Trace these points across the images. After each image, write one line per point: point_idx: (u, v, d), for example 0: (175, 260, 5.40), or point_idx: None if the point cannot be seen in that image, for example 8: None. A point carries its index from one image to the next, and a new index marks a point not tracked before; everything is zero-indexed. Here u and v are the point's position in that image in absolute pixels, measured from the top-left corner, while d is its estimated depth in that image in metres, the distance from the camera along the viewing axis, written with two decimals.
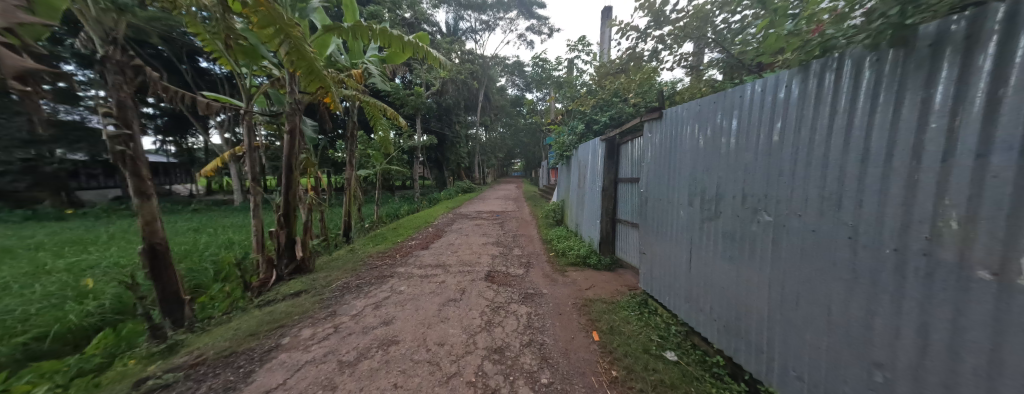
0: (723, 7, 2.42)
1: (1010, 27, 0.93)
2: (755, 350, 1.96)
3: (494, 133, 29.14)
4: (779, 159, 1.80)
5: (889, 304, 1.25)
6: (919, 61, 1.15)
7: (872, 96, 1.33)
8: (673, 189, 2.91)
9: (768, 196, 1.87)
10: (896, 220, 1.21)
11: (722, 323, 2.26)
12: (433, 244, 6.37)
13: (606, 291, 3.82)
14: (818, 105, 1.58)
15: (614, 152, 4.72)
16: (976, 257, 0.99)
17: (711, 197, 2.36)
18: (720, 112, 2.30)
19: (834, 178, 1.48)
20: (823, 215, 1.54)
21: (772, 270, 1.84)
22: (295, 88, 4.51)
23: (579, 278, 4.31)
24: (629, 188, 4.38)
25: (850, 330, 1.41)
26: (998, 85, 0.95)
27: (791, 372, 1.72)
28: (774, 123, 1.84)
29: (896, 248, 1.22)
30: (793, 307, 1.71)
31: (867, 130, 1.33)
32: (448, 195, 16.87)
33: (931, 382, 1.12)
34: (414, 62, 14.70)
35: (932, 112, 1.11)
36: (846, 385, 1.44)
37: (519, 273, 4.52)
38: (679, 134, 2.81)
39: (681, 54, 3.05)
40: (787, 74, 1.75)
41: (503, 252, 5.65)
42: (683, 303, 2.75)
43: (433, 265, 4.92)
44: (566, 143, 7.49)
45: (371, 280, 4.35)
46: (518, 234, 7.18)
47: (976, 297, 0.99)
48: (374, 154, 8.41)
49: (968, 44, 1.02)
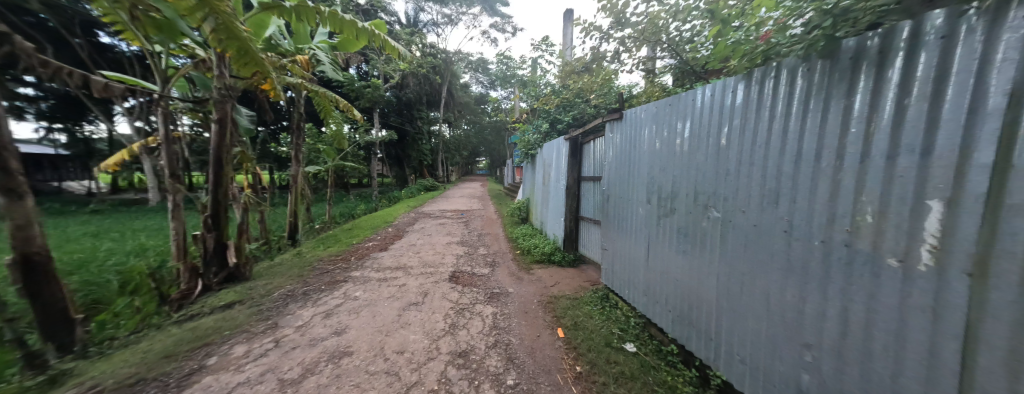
0: (676, 15, 2.54)
1: (913, 43, 1.07)
2: (705, 339, 2.10)
3: (460, 130, 28.60)
4: (726, 160, 1.92)
5: (816, 290, 1.39)
6: (842, 72, 1.30)
7: (803, 103, 1.48)
8: (633, 187, 3.03)
9: (716, 193, 2.00)
10: (823, 215, 1.36)
11: (675, 314, 2.40)
12: (393, 245, 6.01)
13: (570, 287, 3.89)
14: (759, 110, 1.72)
15: (578, 151, 4.83)
16: (886, 247, 1.13)
17: (668, 194, 2.48)
18: (675, 114, 2.41)
19: (773, 177, 1.62)
20: (764, 211, 1.67)
21: (720, 263, 1.97)
22: (225, 71, 3.93)
23: (544, 275, 4.36)
24: (591, 186, 4.49)
25: (785, 316, 1.55)
26: (903, 95, 1.10)
27: (735, 357, 1.86)
28: (722, 126, 1.96)
29: (823, 240, 1.36)
30: (737, 296, 1.84)
31: (800, 134, 1.48)
32: (410, 194, 16.17)
33: (851, 358, 1.27)
34: (370, 52, 13.81)
35: (852, 118, 1.25)
36: (779, 365, 1.59)
37: (484, 273, 4.44)
38: (638, 134, 2.93)
39: (639, 59, 3.18)
40: (734, 79, 1.87)
41: (468, 252, 5.52)
42: (640, 296, 2.89)
43: (393, 268, 4.63)
44: (531, 142, 7.50)
45: (322, 286, 3.95)
46: (485, 233, 7.05)
47: (885, 282, 1.14)
48: (324, 149, 7.66)
49: (880, 58, 1.16)
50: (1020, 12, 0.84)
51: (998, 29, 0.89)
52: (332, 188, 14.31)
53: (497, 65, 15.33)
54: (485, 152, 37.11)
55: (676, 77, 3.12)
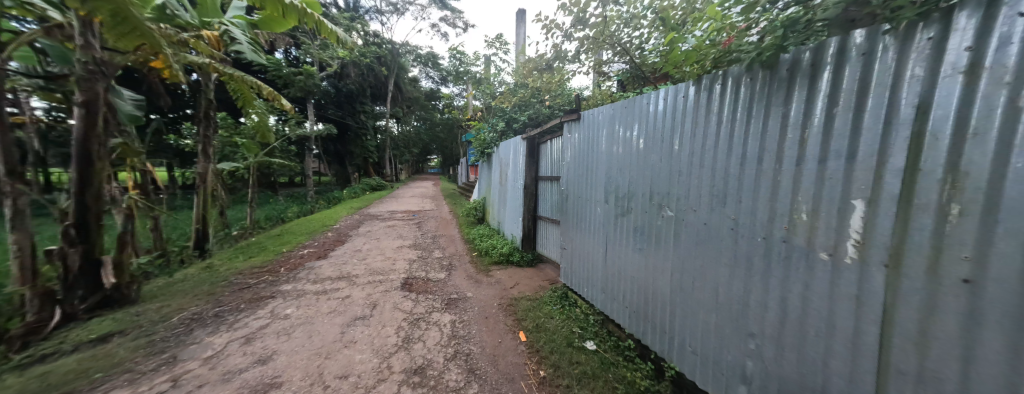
0: (628, 22, 2.64)
1: (839, 59, 1.20)
2: (659, 332, 2.21)
3: (409, 127, 27.10)
4: (678, 162, 2.03)
5: (759, 283, 1.52)
6: (780, 82, 1.42)
7: (746, 109, 1.59)
8: (591, 186, 3.09)
9: (670, 193, 2.10)
10: (765, 213, 1.49)
11: (632, 309, 2.49)
12: (334, 251, 5.37)
13: (530, 288, 3.86)
14: (707, 115, 1.83)
15: (534, 150, 4.83)
16: (819, 242, 1.26)
17: (625, 194, 2.57)
18: (631, 117, 2.49)
19: (721, 178, 1.73)
20: (713, 210, 1.78)
21: (673, 259, 2.07)
22: (95, 43, 3.04)
23: (503, 277, 4.27)
24: (549, 186, 4.52)
25: (731, 308, 1.67)
26: (831, 105, 1.22)
27: (687, 348, 1.97)
28: (675, 130, 2.06)
29: (765, 237, 1.49)
30: (689, 291, 1.96)
31: (744, 138, 1.60)
32: (353, 194, 14.82)
33: (788, 343, 1.40)
34: (302, 34, 12.27)
35: (790, 125, 1.38)
36: (727, 354, 1.71)
37: (440, 278, 4.18)
38: (596, 136, 2.99)
39: (592, 61, 3.25)
40: (685, 85, 1.98)
41: (422, 256, 5.18)
42: (599, 293, 2.96)
43: (333, 278, 4.11)
44: (486, 141, 7.16)
45: (242, 305, 3.31)
46: (439, 235, 6.71)
47: (817, 274, 1.27)
48: (244, 143, 6.53)
49: (812, 70, 1.29)
50: (924, 36, 0.98)
51: (907, 49, 1.02)
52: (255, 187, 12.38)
53: (448, 60, 14.82)
54: (436, 150, 35.74)
55: (626, 81, 3.27)
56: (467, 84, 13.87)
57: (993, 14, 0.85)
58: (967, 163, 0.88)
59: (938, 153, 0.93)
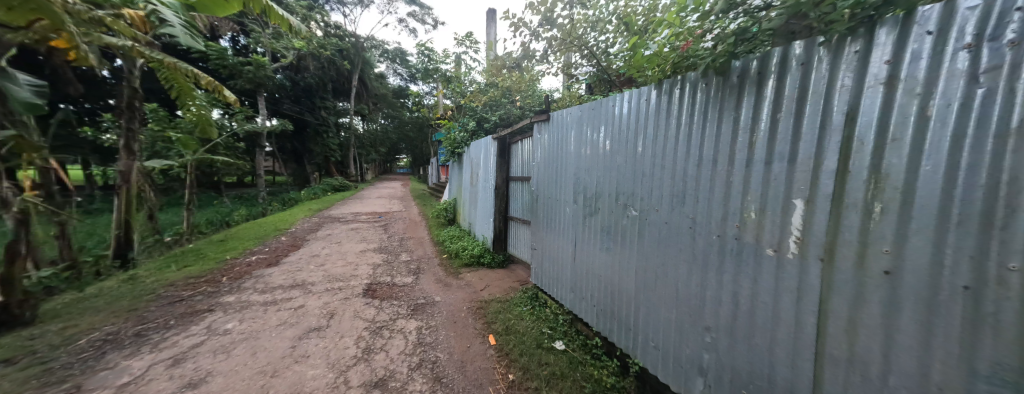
0: (595, 26, 2.70)
1: (782, 67, 1.29)
2: (625, 330, 2.26)
3: (376, 125, 25.94)
4: (642, 163, 2.09)
5: (714, 279, 1.59)
6: (732, 87, 1.51)
7: (702, 113, 1.67)
8: (560, 187, 3.11)
9: (634, 193, 2.16)
10: (718, 213, 1.57)
11: (599, 308, 2.53)
12: (288, 257, 4.95)
13: (500, 289, 3.82)
14: (668, 118, 1.89)
15: (505, 150, 4.80)
16: (765, 239, 1.35)
17: (593, 194, 2.61)
18: (598, 118, 2.54)
19: (679, 178, 1.80)
20: (673, 210, 1.85)
21: (638, 258, 2.13)
22: None
23: (473, 279, 4.19)
24: (520, 187, 4.50)
25: (690, 303, 1.74)
26: (775, 110, 1.31)
27: (650, 344, 2.03)
28: (639, 132, 2.12)
29: (719, 235, 1.57)
30: (652, 288, 2.02)
31: (701, 140, 1.68)
32: (313, 195, 13.85)
33: (739, 336, 1.48)
34: (253, 21, 11.24)
35: (740, 128, 1.46)
36: (686, 348, 1.78)
37: (406, 283, 4.00)
38: (565, 137, 3.02)
39: (561, 63, 3.28)
40: (648, 88, 2.04)
41: (388, 260, 4.92)
42: (568, 293, 2.98)
43: (286, 286, 3.77)
44: (457, 140, 6.97)
45: (171, 322, 2.92)
46: (407, 238, 6.43)
47: (763, 268, 1.36)
48: (180, 138, 5.82)
49: (759, 78, 1.38)
50: (852, 49, 1.07)
51: (837, 61, 1.11)
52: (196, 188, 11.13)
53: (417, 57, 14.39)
54: (406, 149, 34.52)
55: (593, 84, 3.34)
56: (436, 82, 13.54)
57: (907, 31, 0.95)
58: (886, 165, 0.97)
59: (863, 157, 1.03)
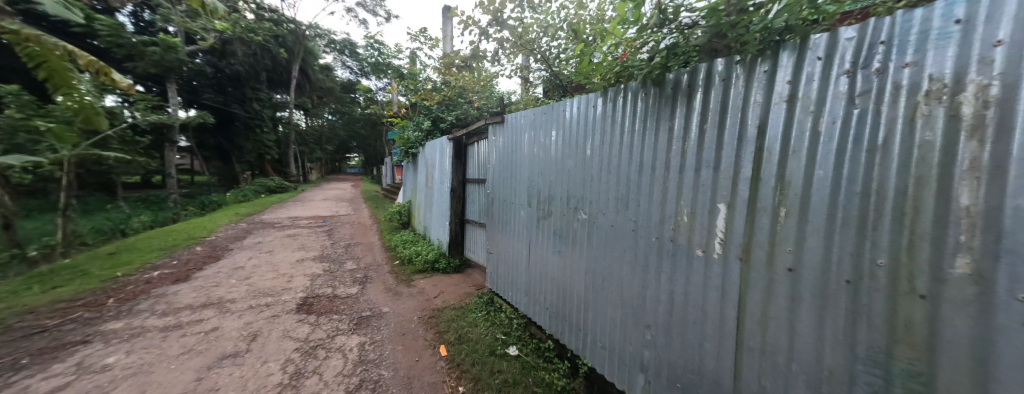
0: (546, 31, 2.78)
1: (708, 81, 1.39)
2: (575, 331, 2.30)
3: (322, 120, 23.88)
4: (591, 167, 2.14)
5: (653, 279, 1.67)
6: (666, 98, 1.60)
7: (642, 120, 1.75)
8: (515, 190, 3.10)
9: (583, 197, 2.20)
10: (656, 216, 1.65)
11: (552, 310, 2.55)
12: (203, 271, 4.27)
13: (455, 295, 3.70)
14: (613, 124, 1.96)
15: (461, 151, 4.68)
16: (696, 241, 1.44)
17: (545, 198, 2.63)
18: (550, 123, 2.57)
19: (624, 182, 1.87)
20: (617, 213, 1.92)
21: (587, 260, 2.18)
22: None
23: (427, 286, 4.01)
24: (476, 189, 4.41)
25: (633, 303, 1.81)
26: (702, 121, 1.42)
27: (598, 344, 2.08)
28: (589, 137, 2.17)
29: (657, 237, 1.65)
30: (600, 289, 2.07)
31: (641, 147, 1.75)
32: (243, 198, 12.25)
33: (675, 332, 1.56)
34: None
35: (674, 136, 1.55)
36: (629, 346, 1.85)
37: (350, 294, 3.69)
38: (519, 139, 3.01)
39: (516, 65, 3.40)
40: (595, 95, 2.10)
41: (329, 270, 4.49)
42: (522, 296, 2.96)
43: (197, 306, 3.23)
44: (411, 140, 6.65)
45: (24, 361, 2.30)
46: (354, 245, 5.95)
47: (694, 268, 1.45)
48: (51, 128, 4.75)
49: (690, 90, 1.48)
50: (761, 68, 1.19)
51: (751, 77, 1.23)
52: (81, 190, 9.16)
53: (365, 49, 13.51)
54: (357, 148, 32.25)
55: (548, 89, 3.36)
56: (388, 77, 12.87)
57: (802, 56, 1.08)
58: (788, 174, 1.09)
59: (771, 166, 1.14)
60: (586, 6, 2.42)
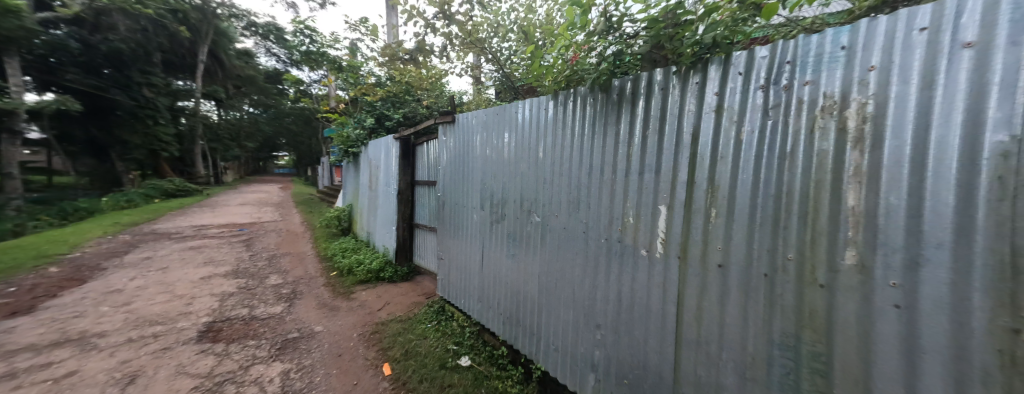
0: (496, 33, 2.84)
1: (649, 90, 1.47)
2: (529, 335, 2.27)
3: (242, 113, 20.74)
4: (543, 170, 2.14)
5: (604, 280, 1.71)
6: (613, 104, 1.66)
7: (591, 125, 1.79)
8: (467, 193, 2.98)
9: (536, 200, 2.20)
10: (605, 218, 1.70)
11: (505, 316, 2.49)
12: (62, 300, 3.37)
13: (401, 306, 3.44)
14: (563, 128, 1.98)
15: (409, 152, 4.40)
16: (640, 241, 1.51)
17: (499, 201, 2.57)
18: (503, 124, 2.52)
19: (576, 186, 1.89)
20: (569, 216, 1.93)
21: (540, 262, 2.17)
22: None
23: (369, 298, 3.67)
24: (426, 192, 4.17)
25: (584, 303, 1.84)
26: (644, 127, 1.49)
27: (551, 347, 2.08)
28: (541, 140, 2.16)
29: (606, 238, 1.70)
30: (553, 292, 2.07)
31: (591, 151, 1.79)
32: (129, 204, 9.99)
33: (624, 330, 1.61)
34: None
35: (621, 140, 1.61)
36: (581, 346, 1.87)
37: (273, 314, 3.22)
38: (471, 141, 2.92)
39: (467, 64, 3.38)
40: (546, 98, 2.11)
41: (246, 287, 3.88)
42: (475, 302, 2.86)
43: (49, 347, 2.53)
44: (350, 138, 6.09)
45: None
46: (280, 257, 5.24)
47: (639, 268, 1.52)
48: None
49: (633, 97, 1.55)
50: (693, 80, 1.29)
51: (685, 88, 1.32)
52: None
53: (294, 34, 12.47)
54: (287, 147, 28.66)
55: (500, 90, 3.33)
56: (322, 69, 11.70)
57: (726, 71, 1.19)
58: (718, 178, 1.19)
59: (703, 170, 1.23)
60: (535, 10, 2.54)
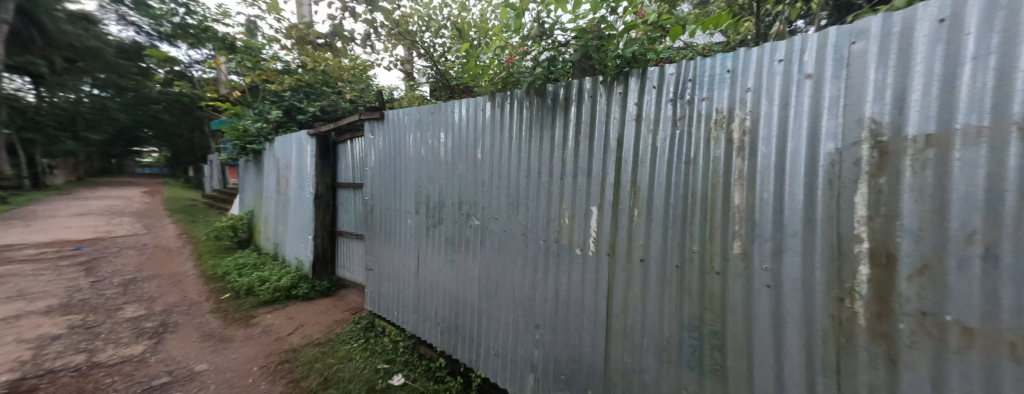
0: (428, 27, 2.70)
1: (580, 97, 1.55)
2: (468, 342, 2.19)
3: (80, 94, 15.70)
4: (482, 172, 2.09)
5: (542, 280, 1.75)
6: (548, 108, 1.70)
7: (527, 128, 1.81)
8: (399, 196, 2.75)
9: (475, 202, 2.14)
10: (542, 219, 1.74)
11: (444, 325, 2.36)
12: None
13: (319, 326, 3.01)
14: (501, 129, 1.96)
15: (328, 150, 3.88)
16: (575, 241, 1.58)
17: (435, 204, 2.43)
18: (438, 124, 2.39)
19: (515, 188, 1.89)
20: (509, 218, 1.92)
21: (480, 267, 2.11)
22: None
23: (276, 321, 3.12)
24: (350, 195, 3.73)
25: (524, 305, 1.85)
26: (577, 132, 1.56)
27: (492, 352, 2.04)
28: (479, 142, 2.11)
29: (544, 239, 1.73)
30: (493, 295, 2.03)
31: (528, 153, 1.81)
32: None
33: (562, 327, 1.66)
34: None
35: (556, 144, 1.67)
36: (521, 348, 1.87)
37: (128, 359, 2.50)
38: (402, 140, 2.70)
39: (397, 58, 3.14)
40: (483, 99, 2.06)
41: (84, 327, 2.95)
42: (410, 314, 2.64)
43: None
44: (249, 132, 5.11)
45: None
46: (143, 282, 4.11)
47: (573, 266, 1.59)
48: None
49: (566, 104, 1.61)
50: (617, 90, 1.39)
51: (610, 96, 1.43)
52: None
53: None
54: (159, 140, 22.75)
55: (434, 88, 3.16)
56: (207, 47, 9.59)
57: (643, 83, 1.31)
58: (638, 181, 1.31)
59: (626, 174, 1.35)
60: (468, 9, 2.51)
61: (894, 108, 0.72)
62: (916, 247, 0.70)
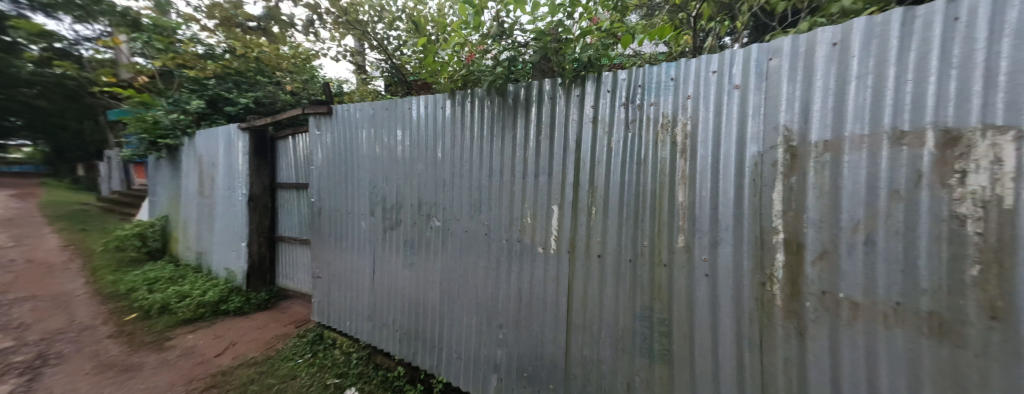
0: (380, 18, 2.54)
1: (540, 98, 1.57)
2: (429, 348, 2.11)
3: None
4: (443, 172, 2.03)
5: (506, 279, 1.74)
6: (509, 108, 1.70)
7: (489, 128, 1.79)
8: (352, 197, 2.55)
9: (436, 203, 2.06)
10: (505, 219, 1.73)
11: (403, 331, 2.24)
12: None
13: (255, 344, 2.68)
14: (463, 128, 1.92)
15: (265, 147, 3.46)
16: (537, 239, 1.60)
17: (392, 205, 2.29)
18: (394, 121, 2.26)
19: (477, 188, 1.86)
20: (471, 218, 1.89)
21: (441, 269, 2.05)
22: None
23: (200, 341, 2.72)
24: (293, 197, 3.37)
25: (488, 305, 1.83)
26: (538, 131, 1.59)
27: (454, 355, 1.99)
28: (439, 140, 2.04)
29: (507, 239, 1.73)
30: (455, 297, 1.98)
31: (490, 153, 1.79)
32: None
33: (526, 326, 1.68)
34: None
35: (518, 144, 1.67)
36: (484, 349, 1.85)
37: None
38: (355, 137, 2.51)
39: (346, 48, 2.91)
40: (443, 96, 2.00)
41: None
42: (364, 322, 2.47)
43: None
44: (160, 124, 4.36)
45: None
46: (11, 307, 3.32)
47: (536, 264, 1.62)
48: None
49: (527, 104, 1.62)
50: (575, 92, 1.44)
51: (568, 98, 1.47)
52: None
53: None
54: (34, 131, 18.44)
55: (388, 82, 2.97)
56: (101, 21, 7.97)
57: (598, 87, 1.38)
58: (596, 180, 1.37)
59: (584, 174, 1.41)
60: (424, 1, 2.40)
61: (801, 116, 0.85)
62: (819, 236, 0.82)
